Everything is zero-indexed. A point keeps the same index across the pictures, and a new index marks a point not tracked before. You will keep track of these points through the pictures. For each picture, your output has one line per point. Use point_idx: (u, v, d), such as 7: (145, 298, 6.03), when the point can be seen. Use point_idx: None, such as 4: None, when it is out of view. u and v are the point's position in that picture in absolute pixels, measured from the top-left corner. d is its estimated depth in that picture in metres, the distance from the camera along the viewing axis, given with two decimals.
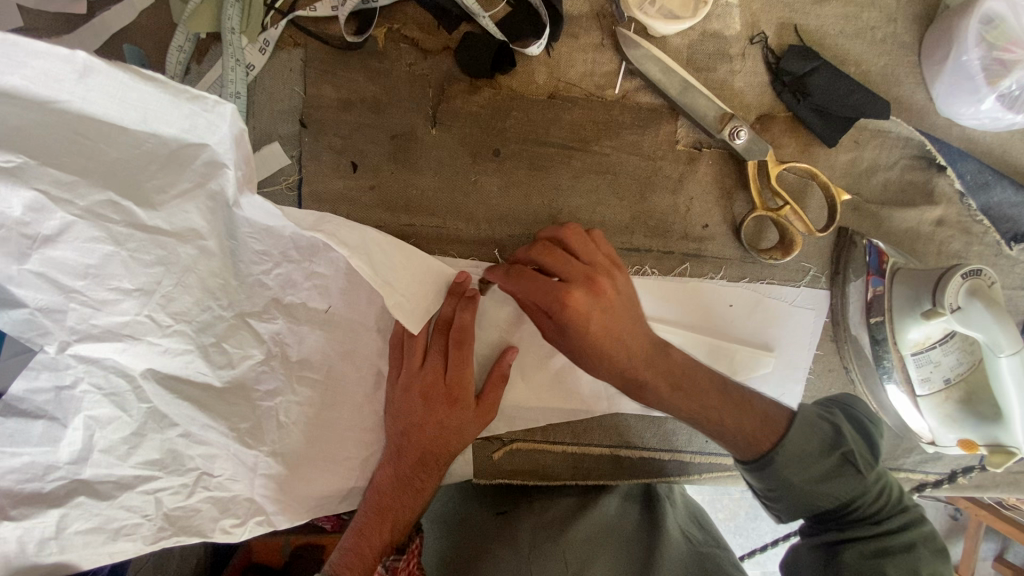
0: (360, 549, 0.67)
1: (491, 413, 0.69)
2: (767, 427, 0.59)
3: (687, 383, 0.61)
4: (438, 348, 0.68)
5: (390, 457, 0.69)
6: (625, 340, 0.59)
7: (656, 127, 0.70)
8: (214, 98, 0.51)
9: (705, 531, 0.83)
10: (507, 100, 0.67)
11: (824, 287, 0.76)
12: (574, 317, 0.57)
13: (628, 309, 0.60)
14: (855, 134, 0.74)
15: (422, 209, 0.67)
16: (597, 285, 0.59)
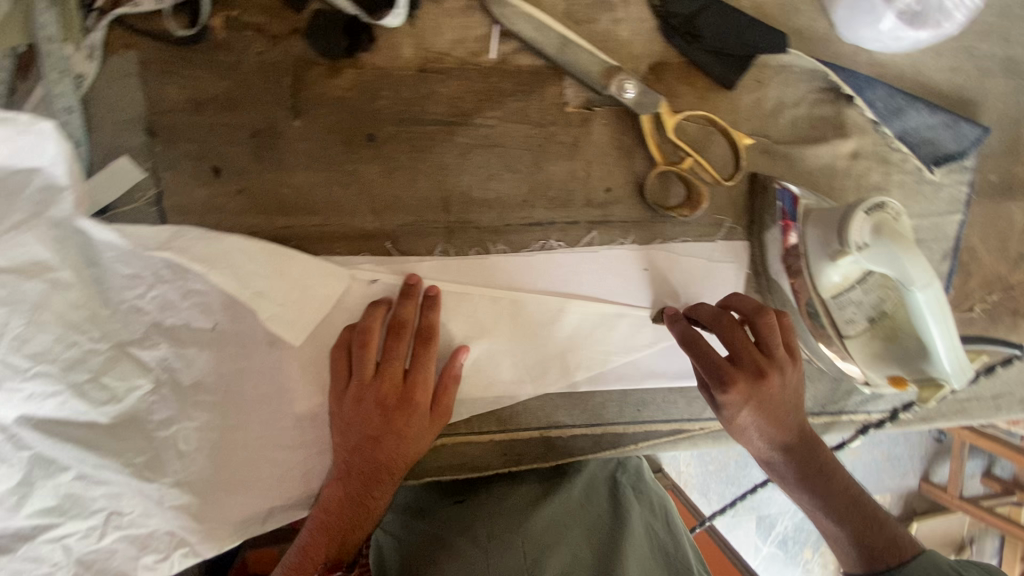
0: (304, 567, 0.59)
1: (446, 418, 0.64)
2: (892, 551, 0.58)
3: (824, 467, 0.61)
4: (395, 350, 0.63)
5: (342, 467, 0.62)
6: (767, 430, 0.60)
7: (541, 90, 0.65)
8: (28, 114, 0.52)
9: (670, 533, 0.82)
10: (373, 79, 0.62)
11: (741, 238, 0.74)
12: (749, 412, 0.59)
13: (772, 399, 0.59)
14: (756, 73, 0.70)
15: (298, 209, 0.63)
16: (777, 418, 0.60)
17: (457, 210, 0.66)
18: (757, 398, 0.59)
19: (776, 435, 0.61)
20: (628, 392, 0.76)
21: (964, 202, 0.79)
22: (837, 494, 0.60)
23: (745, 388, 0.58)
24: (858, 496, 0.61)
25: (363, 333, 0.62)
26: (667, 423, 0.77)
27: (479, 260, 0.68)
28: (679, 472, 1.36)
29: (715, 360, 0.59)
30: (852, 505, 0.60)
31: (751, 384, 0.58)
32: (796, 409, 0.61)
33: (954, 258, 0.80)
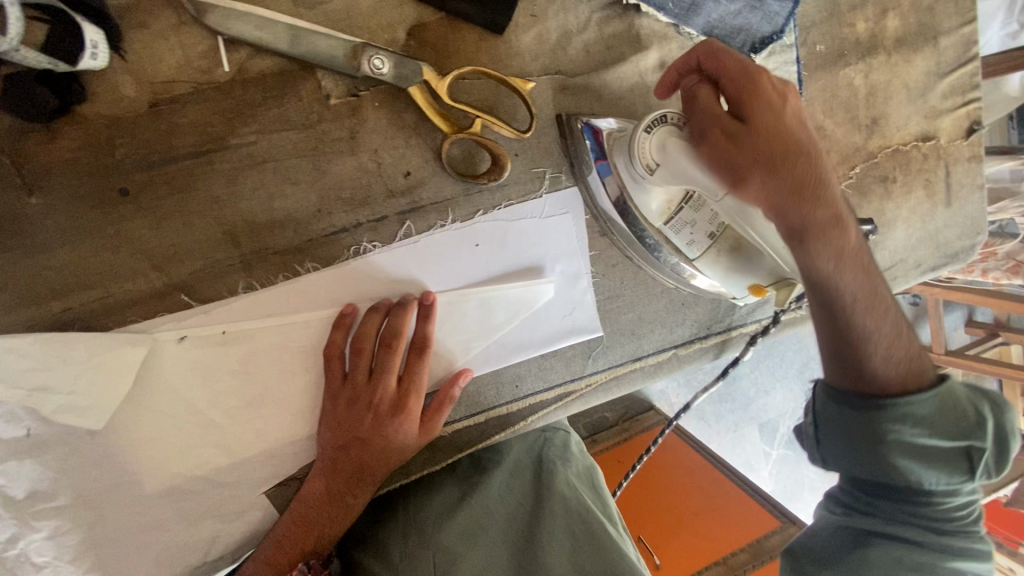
0: (276, 557, 0.63)
1: (433, 432, 0.66)
2: (914, 377, 0.58)
3: (871, 259, 0.55)
4: (386, 365, 0.64)
5: (321, 471, 0.64)
6: (827, 167, 0.52)
7: (295, 91, 0.60)
8: None
9: (598, 497, 0.77)
10: (101, 130, 0.56)
11: (569, 185, 0.70)
12: (809, 121, 0.53)
13: (819, 142, 0.54)
14: (528, 8, 0.64)
15: (71, 287, 0.58)
16: (832, 172, 0.53)
17: (248, 240, 0.61)
18: (762, 173, 0.50)
19: (839, 186, 0.53)
20: (500, 371, 0.72)
21: (798, 81, 0.74)
22: (863, 262, 0.54)
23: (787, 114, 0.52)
24: (898, 303, 0.58)
25: (329, 347, 0.63)
26: (551, 390, 0.74)
27: (290, 285, 0.63)
28: (671, 403, 1.39)
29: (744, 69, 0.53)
30: (869, 283, 0.55)
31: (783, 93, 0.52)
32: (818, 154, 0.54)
33: None
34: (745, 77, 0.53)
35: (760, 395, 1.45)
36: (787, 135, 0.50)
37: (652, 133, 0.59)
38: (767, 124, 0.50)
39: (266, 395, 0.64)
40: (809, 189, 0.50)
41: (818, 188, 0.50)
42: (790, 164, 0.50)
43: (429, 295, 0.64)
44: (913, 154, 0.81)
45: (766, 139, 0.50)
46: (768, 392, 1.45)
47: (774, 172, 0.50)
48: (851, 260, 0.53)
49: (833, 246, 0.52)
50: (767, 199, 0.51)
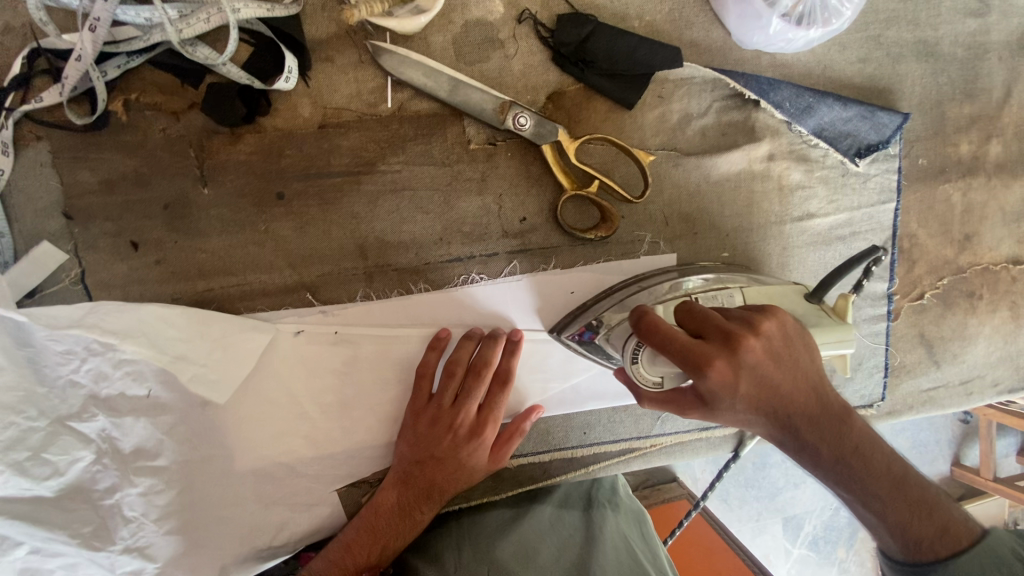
0: (343, 561, 0.64)
1: (501, 462, 0.69)
2: (946, 539, 0.52)
3: (861, 442, 0.52)
4: (470, 392, 0.67)
5: (395, 483, 0.67)
6: (793, 394, 0.51)
7: (442, 132, 0.67)
8: None
9: (647, 544, 0.76)
10: (275, 140, 0.64)
11: (665, 252, 0.73)
12: (769, 365, 0.50)
13: (786, 365, 0.51)
14: (656, 89, 0.70)
15: (217, 271, 0.65)
16: (796, 385, 0.51)
17: (375, 255, 0.68)
18: (724, 419, 0.52)
19: (804, 401, 0.51)
20: (572, 415, 0.75)
21: (896, 190, 0.77)
22: (847, 453, 0.52)
23: (728, 369, 0.49)
24: (903, 472, 0.53)
25: (422, 365, 0.67)
26: (617, 443, 0.76)
27: (402, 300, 0.69)
28: (695, 480, 1.25)
29: (684, 345, 0.50)
30: (864, 470, 0.52)
31: (729, 357, 0.49)
32: (766, 360, 0.50)
33: (895, 246, 0.79)
34: (692, 351, 0.50)
35: (788, 487, 1.28)
36: (737, 397, 0.49)
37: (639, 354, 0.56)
38: (722, 395, 0.49)
39: (361, 401, 0.69)
40: (761, 421, 0.52)
41: (776, 421, 0.52)
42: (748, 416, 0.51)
43: (516, 331, 0.69)
44: (1001, 275, 0.82)
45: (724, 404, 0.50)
46: (796, 485, 1.28)
47: (729, 420, 0.52)
48: (833, 451, 0.52)
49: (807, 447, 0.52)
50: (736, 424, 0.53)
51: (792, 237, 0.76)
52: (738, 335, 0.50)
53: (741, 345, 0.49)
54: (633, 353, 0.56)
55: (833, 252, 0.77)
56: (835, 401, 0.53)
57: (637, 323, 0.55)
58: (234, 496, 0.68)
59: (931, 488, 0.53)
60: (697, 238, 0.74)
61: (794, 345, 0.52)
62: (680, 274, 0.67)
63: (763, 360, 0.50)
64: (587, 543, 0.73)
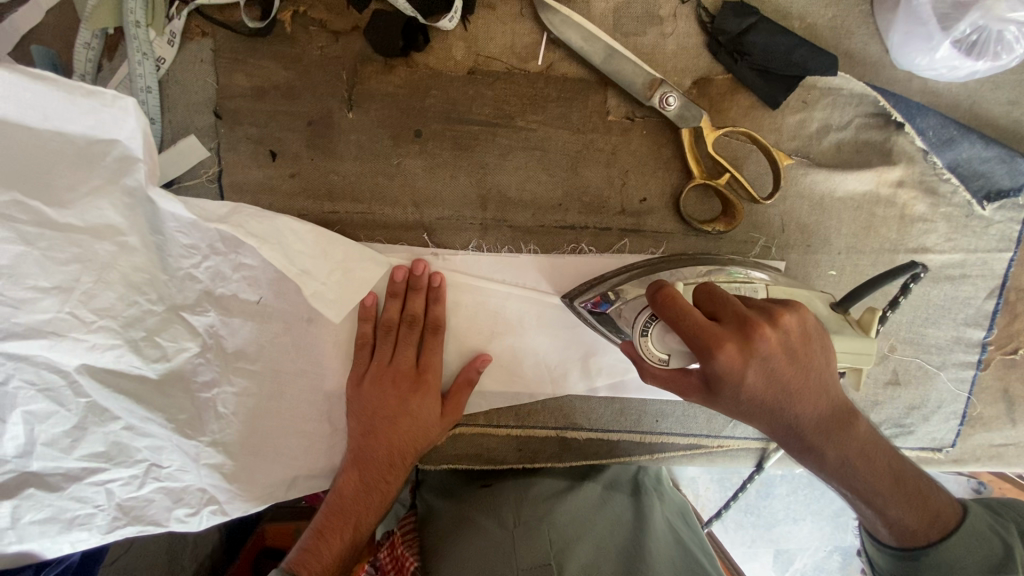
0: (318, 550, 0.64)
1: (456, 413, 0.69)
2: (937, 527, 0.53)
3: (865, 443, 0.52)
4: (407, 340, 0.67)
5: (356, 460, 0.68)
6: (804, 391, 0.49)
7: (583, 99, 0.68)
8: (112, 92, 0.54)
9: (692, 532, 0.76)
10: (424, 78, 0.65)
11: (776, 259, 0.73)
12: (784, 358, 0.48)
13: (799, 362, 0.49)
14: (802, 94, 0.70)
15: (345, 195, 0.66)
16: (809, 383, 0.49)
17: (494, 208, 0.69)
18: (728, 408, 0.50)
19: (811, 399, 0.50)
20: (647, 401, 0.76)
21: (1016, 240, 0.76)
22: (854, 454, 0.51)
23: (740, 356, 0.46)
24: (898, 464, 0.54)
25: (359, 336, 0.68)
26: (686, 437, 0.77)
27: (510, 257, 0.70)
28: (695, 496, 1.10)
29: (698, 322, 0.48)
30: (869, 468, 0.52)
31: (742, 342, 0.47)
32: (784, 354, 0.48)
33: (1003, 296, 0.78)
34: (703, 331, 0.47)
35: (786, 521, 1.14)
36: (746, 385, 0.47)
37: (649, 332, 0.55)
38: (727, 381, 0.47)
39: (454, 350, 0.71)
40: (773, 418, 0.49)
41: (775, 418, 0.49)
42: (754, 409, 0.49)
43: (436, 275, 0.67)
44: None
45: (731, 392, 0.48)
46: (795, 520, 1.14)
47: (729, 410, 0.50)
48: (838, 452, 0.51)
49: (815, 448, 0.51)
50: (740, 418, 0.50)
51: None
52: (762, 325, 0.48)
53: (758, 332, 0.47)
54: (643, 327, 0.55)
55: (937, 291, 0.77)
56: (840, 400, 0.51)
57: (652, 297, 0.52)
58: (315, 413, 0.71)
59: (916, 472, 0.55)
60: (809, 250, 0.73)
61: (812, 343, 0.50)
62: (709, 264, 0.66)
63: (775, 349, 0.48)
64: (641, 521, 0.71)
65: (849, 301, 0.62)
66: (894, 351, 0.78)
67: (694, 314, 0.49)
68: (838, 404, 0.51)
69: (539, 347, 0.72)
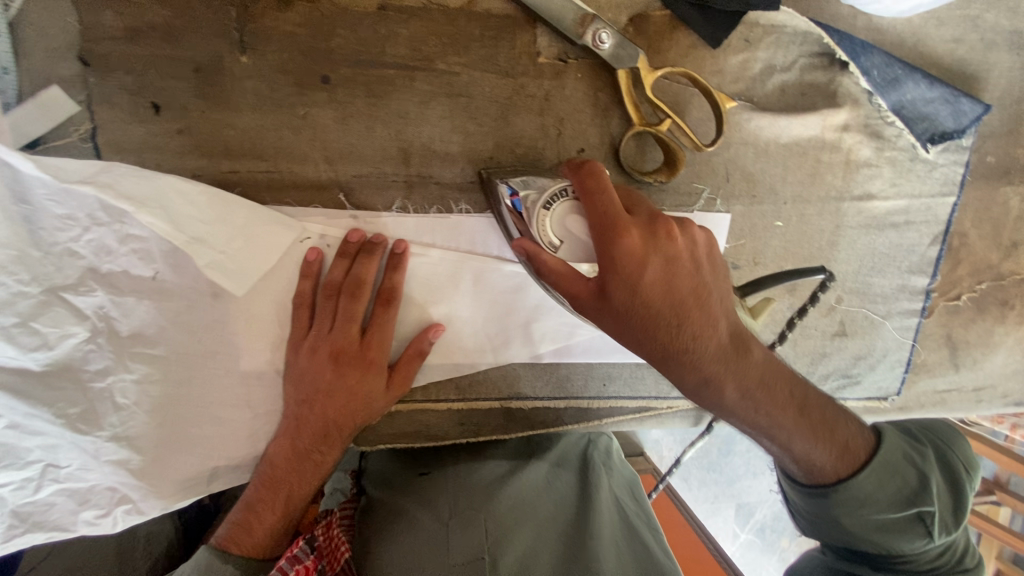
0: (249, 523, 0.64)
1: (403, 386, 0.65)
2: (845, 460, 0.55)
3: (766, 370, 0.53)
4: (350, 309, 0.61)
5: (289, 428, 0.64)
6: (704, 307, 0.50)
7: (511, 38, 0.61)
8: None
9: (640, 506, 0.76)
10: (328, 14, 0.57)
11: (721, 210, 0.69)
12: (686, 261, 0.49)
13: (701, 272, 0.50)
14: (745, 32, 0.65)
15: (246, 152, 0.59)
16: (708, 301, 0.50)
17: (418, 163, 0.63)
18: (619, 317, 0.49)
19: (710, 317, 0.50)
20: (594, 365, 0.72)
21: (959, 184, 0.75)
22: (750, 382, 0.51)
23: (643, 245, 0.48)
24: (804, 397, 0.55)
25: (297, 295, 0.61)
26: (634, 400, 0.74)
27: (440, 218, 0.64)
28: (661, 457, 1.11)
29: (608, 207, 0.49)
30: (764, 397, 0.52)
31: (646, 233, 0.49)
32: (688, 254, 0.50)
33: (947, 241, 0.77)
34: (611, 218, 0.49)
35: (746, 476, 1.15)
36: (645, 278, 0.47)
37: (551, 208, 0.54)
38: (625, 272, 0.47)
39: None
40: (667, 334, 0.49)
41: (673, 328, 0.49)
42: (651, 319, 0.48)
43: (401, 242, 0.62)
44: None
45: (627, 289, 0.48)
46: (755, 474, 1.15)
47: (618, 322, 0.49)
48: (734, 384, 0.51)
49: (709, 377, 0.50)
50: (631, 336, 0.50)
51: (846, 217, 0.73)
52: (671, 223, 0.50)
53: (665, 227, 0.49)
54: (547, 201, 0.55)
55: (883, 239, 0.75)
56: (739, 324, 0.53)
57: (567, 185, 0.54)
58: (230, 398, 0.64)
59: (825, 405, 0.56)
60: (754, 200, 0.70)
61: (714, 259, 0.52)
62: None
63: (675, 250, 0.49)
64: (585, 504, 0.70)
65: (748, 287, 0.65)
66: (841, 302, 0.76)
67: (607, 199, 0.50)
68: (735, 329, 0.52)
69: (476, 315, 0.67)
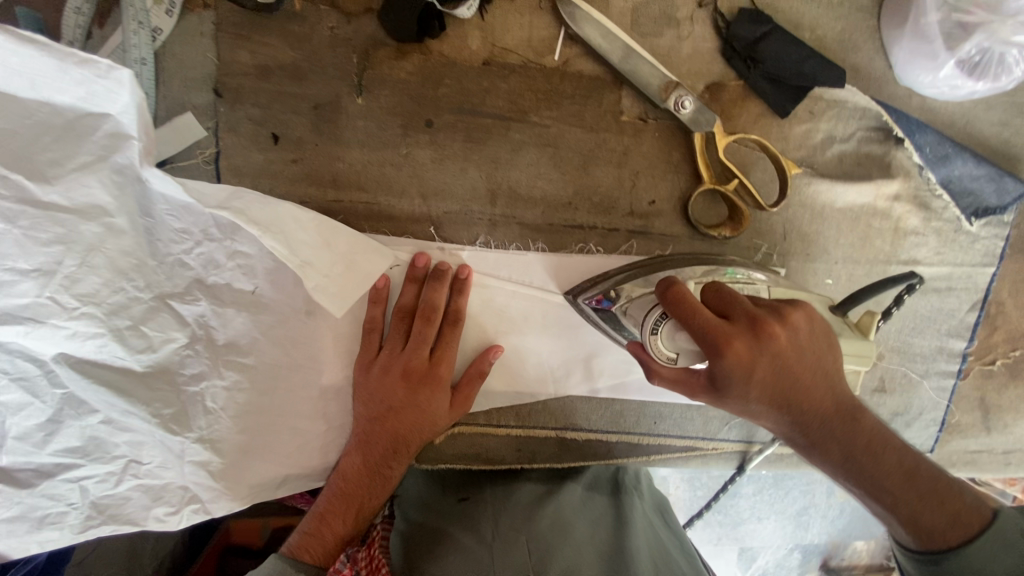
0: (320, 532, 0.64)
1: (466, 404, 0.68)
2: (957, 528, 0.48)
3: (873, 438, 0.51)
4: (423, 333, 0.65)
5: (358, 445, 0.66)
6: (809, 386, 0.50)
7: (598, 97, 0.67)
8: (106, 62, 0.50)
9: (672, 530, 0.73)
10: (439, 66, 0.63)
11: (776, 265, 0.74)
12: (792, 352, 0.49)
13: (807, 360, 0.50)
14: (810, 105, 0.71)
15: (351, 184, 0.64)
16: (814, 382, 0.51)
17: (503, 204, 0.68)
18: (736, 407, 0.51)
19: (818, 395, 0.51)
20: (647, 403, 0.76)
21: (999, 256, 0.79)
22: (856, 449, 0.51)
23: (746, 351, 0.47)
24: (910, 459, 0.51)
25: (369, 320, 0.65)
26: (681, 439, 0.77)
27: (517, 255, 0.69)
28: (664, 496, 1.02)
29: (709, 321, 0.48)
30: (873, 464, 0.50)
31: (753, 338, 0.48)
32: (790, 343, 0.50)
33: (985, 308, 0.81)
34: (715, 330, 0.48)
35: (751, 520, 1.07)
36: (756, 376, 0.48)
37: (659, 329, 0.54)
38: (735, 378, 0.47)
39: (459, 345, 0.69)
40: (777, 413, 0.51)
41: (785, 418, 0.51)
42: (765, 404, 0.50)
43: (465, 267, 0.65)
44: None
45: (738, 389, 0.49)
46: (760, 519, 1.07)
47: (738, 410, 0.52)
48: (838, 449, 0.51)
49: (817, 446, 0.52)
50: (753, 417, 0.53)
51: None
52: (774, 323, 0.49)
53: (769, 327, 0.49)
54: (653, 325, 0.54)
55: (925, 303, 0.79)
56: (846, 396, 0.52)
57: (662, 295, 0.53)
58: (308, 409, 0.69)
59: (934, 471, 0.51)
60: (808, 258, 0.75)
61: (819, 343, 0.51)
62: (715, 264, 0.66)
63: (780, 346, 0.49)
64: (620, 525, 0.67)
65: (848, 304, 0.64)
66: (882, 359, 0.80)
67: (703, 311, 0.49)
68: (844, 402, 0.52)
69: (543, 348, 0.71)
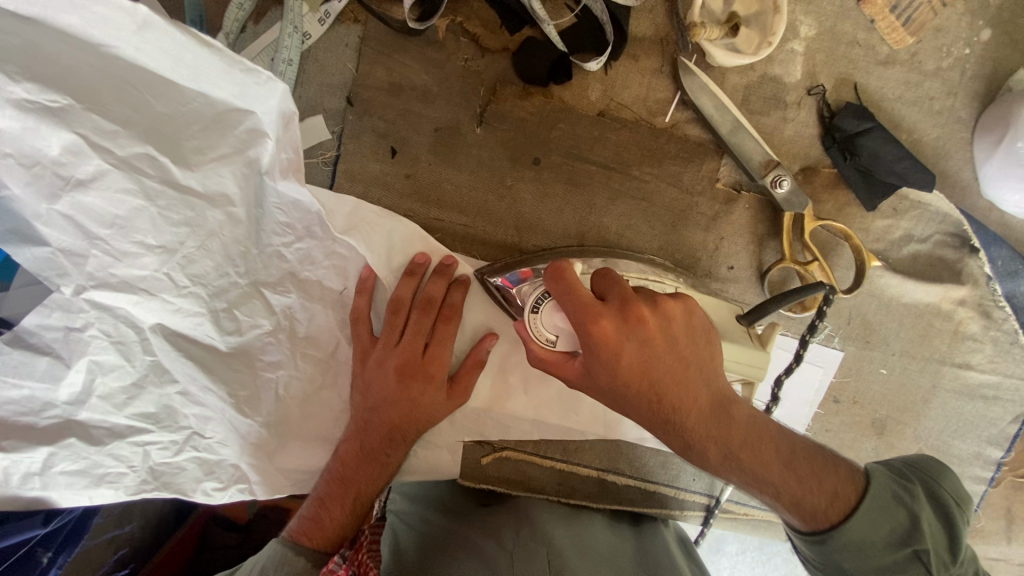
0: (319, 518, 0.65)
1: (463, 396, 0.67)
2: (836, 505, 0.51)
3: (749, 431, 0.52)
4: (419, 328, 0.64)
5: (357, 431, 0.66)
6: (678, 377, 0.50)
7: (701, 161, 0.69)
8: (270, 77, 0.49)
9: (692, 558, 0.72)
10: (556, 110, 0.66)
11: (836, 347, 0.77)
12: (658, 339, 0.49)
13: (677, 350, 0.50)
14: (895, 202, 0.74)
15: (453, 206, 0.67)
16: (684, 372, 0.50)
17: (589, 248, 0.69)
18: (603, 394, 0.51)
19: (690, 388, 0.50)
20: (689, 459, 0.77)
21: None
22: (734, 444, 0.51)
23: (612, 332, 0.48)
24: (785, 445, 0.53)
25: (354, 310, 0.64)
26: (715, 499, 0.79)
27: None
28: None
29: (582, 297, 0.49)
30: (751, 456, 0.51)
31: (622, 321, 0.49)
32: (658, 330, 0.50)
33: None
34: (584, 309, 0.49)
35: None
36: (622, 361, 0.48)
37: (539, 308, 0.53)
38: (602, 360, 0.48)
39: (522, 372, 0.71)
40: (646, 404, 0.50)
41: (655, 411, 0.50)
42: (630, 393, 0.50)
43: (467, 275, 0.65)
44: None
45: (604, 373, 0.49)
46: None
47: (607, 397, 0.51)
48: (716, 446, 0.51)
49: (693, 443, 0.51)
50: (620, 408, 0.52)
51: (943, 379, 0.79)
52: (645, 308, 0.49)
53: (638, 311, 0.49)
54: (535, 302, 0.53)
55: (970, 407, 0.80)
56: (720, 390, 0.51)
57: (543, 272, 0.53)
58: None
59: (810, 447, 0.54)
60: (867, 345, 0.77)
61: (693, 334, 0.51)
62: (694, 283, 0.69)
63: (647, 331, 0.49)
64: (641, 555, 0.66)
65: (755, 316, 0.60)
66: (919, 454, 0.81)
67: (576, 290, 0.49)
68: (719, 396, 0.51)
69: None
